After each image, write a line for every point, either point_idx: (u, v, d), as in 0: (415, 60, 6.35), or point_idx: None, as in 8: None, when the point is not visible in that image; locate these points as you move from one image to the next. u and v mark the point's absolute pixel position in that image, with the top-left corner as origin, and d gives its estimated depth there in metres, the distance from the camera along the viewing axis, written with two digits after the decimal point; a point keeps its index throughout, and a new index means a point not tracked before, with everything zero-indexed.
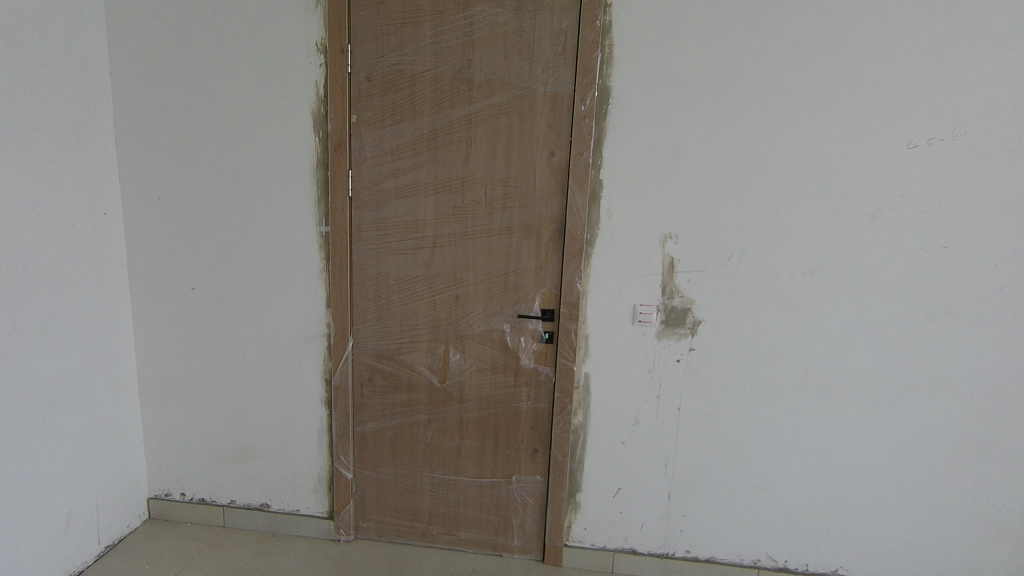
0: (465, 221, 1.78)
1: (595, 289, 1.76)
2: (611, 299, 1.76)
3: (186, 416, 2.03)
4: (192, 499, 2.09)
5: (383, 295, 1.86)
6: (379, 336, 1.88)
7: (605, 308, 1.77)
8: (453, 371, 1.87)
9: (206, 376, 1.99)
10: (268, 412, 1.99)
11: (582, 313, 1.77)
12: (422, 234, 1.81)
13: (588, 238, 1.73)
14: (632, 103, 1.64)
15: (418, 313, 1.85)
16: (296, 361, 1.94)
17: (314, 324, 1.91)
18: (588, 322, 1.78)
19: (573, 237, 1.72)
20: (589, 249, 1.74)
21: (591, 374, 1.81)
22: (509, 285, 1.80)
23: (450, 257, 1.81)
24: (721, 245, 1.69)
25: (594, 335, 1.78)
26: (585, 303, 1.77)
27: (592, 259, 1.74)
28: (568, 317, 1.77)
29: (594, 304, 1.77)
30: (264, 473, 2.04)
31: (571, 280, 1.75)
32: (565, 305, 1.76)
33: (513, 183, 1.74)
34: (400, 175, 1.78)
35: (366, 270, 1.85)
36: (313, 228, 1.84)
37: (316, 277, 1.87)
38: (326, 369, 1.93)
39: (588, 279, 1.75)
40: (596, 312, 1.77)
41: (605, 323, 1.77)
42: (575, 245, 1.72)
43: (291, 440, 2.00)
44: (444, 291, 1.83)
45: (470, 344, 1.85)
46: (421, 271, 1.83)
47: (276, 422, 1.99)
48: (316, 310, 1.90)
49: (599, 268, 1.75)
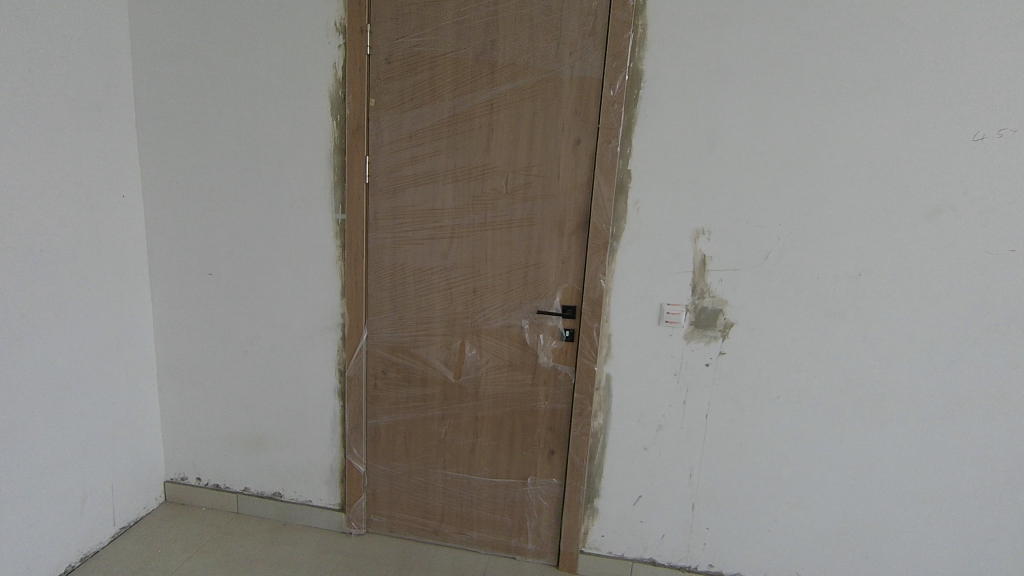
0: (484, 213, 1.70)
1: (619, 287, 1.66)
2: (636, 297, 1.66)
3: (202, 402, 2.02)
4: (207, 484, 2.09)
5: (399, 286, 1.80)
6: (394, 328, 1.83)
7: (629, 307, 1.67)
8: (469, 367, 1.81)
9: (222, 362, 1.97)
10: (283, 401, 1.96)
11: (604, 310, 1.68)
12: (441, 224, 1.74)
13: (614, 231, 1.63)
14: (665, 88, 1.53)
15: (435, 306, 1.79)
16: (311, 351, 1.90)
17: (328, 314, 1.86)
18: (611, 320, 1.68)
19: (597, 230, 1.62)
20: (613, 243, 1.64)
21: (613, 375, 1.72)
22: (528, 280, 1.72)
23: (469, 248, 1.73)
24: (758, 243, 1.57)
25: (617, 334, 1.69)
26: (608, 301, 1.67)
27: (616, 254, 1.64)
28: (589, 316, 1.67)
29: (618, 302, 1.67)
30: (277, 462, 2.02)
31: (592, 276, 1.65)
32: (586, 302, 1.67)
33: (536, 171, 1.65)
34: (418, 161, 1.71)
35: (382, 259, 1.79)
36: (329, 215, 1.79)
37: (332, 267, 1.82)
38: (340, 361, 1.89)
39: (611, 274, 1.66)
40: (620, 310, 1.67)
41: (629, 322, 1.68)
42: (598, 240, 1.63)
43: (304, 431, 1.97)
44: (461, 284, 1.76)
45: (487, 340, 1.78)
46: (438, 263, 1.76)
47: (290, 411, 1.97)
48: (330, 300, 1.85)
49: (624, 264, 1.65)
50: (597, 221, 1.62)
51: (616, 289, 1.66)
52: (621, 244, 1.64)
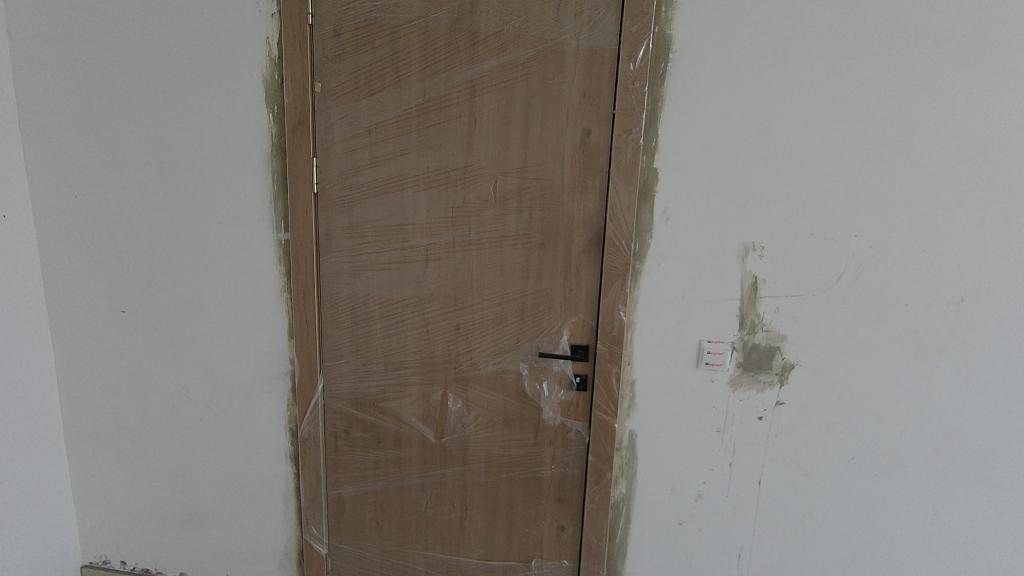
0: (467, 228, 1.32)
1: (643, 320, 1.28)
2: (667, 333, 1.28)
3: (123, 470, 1.61)
4: (134, 569, 1.68)
5: (361, 323, 1.41)
6: (357, 376, 1.44)
7: (658, 346, 1.29)
8: (453, 424, 1.42)
9: (145, 421, 1.57)
10: (222, 469, 1.57)
11: (625, 351, 1.30)
12: (411, 244, 1.35)
13: (636, 250, 1.25)
14: (703, 60, 1.15)
15: (408, 348, 1.40)
16: (254, 406, 1.51)
17: (273, 359, 1.47)
18: (635, 364, 1.31)
19: (614, 249, 1.25)
20: (636, 264, 1.26)
21: (638, 433, 1.34)
22: (525, 313, 1.34)
23: (448, 274, 1.35)
24: (827, 261, 1.20)
25: (643, 381, 1.31)
26: (630, 338, 1.30)
27: (640, 278, 1.27)
28: (606, 359, 1.30)
29: (643, 339, 1.29)
30: (219, 542, 1.62)
31: (609, 308, 1.27)
32: (602, 341, 1.29)
33: (533, 173, 1.27)
34: (381, 164, 1.32)
35: (338, 290, 1.40)
36: (269, 235, 1.40)
37: (276, 301, 1.43)
38: (291, 418, 1.49)
39: (633, 305, 1.28)
40: (646, 351, 1.30)
41: (658, 365, 1.30)
42: (615, 261, 1.25)
43: (250, 504, 1.58)
44: (439, 320, 1.37)
45: (475, 390, 1.39)
46: (409, 293, 1.37)
47: (232, 480, 1.57)
48: (276, 342, 1.46)
49: (651, 291, 1.27)
50: (614, 238, 1.24)
51: (640, 323, 1.29)
52: (646, 266, 1.26)
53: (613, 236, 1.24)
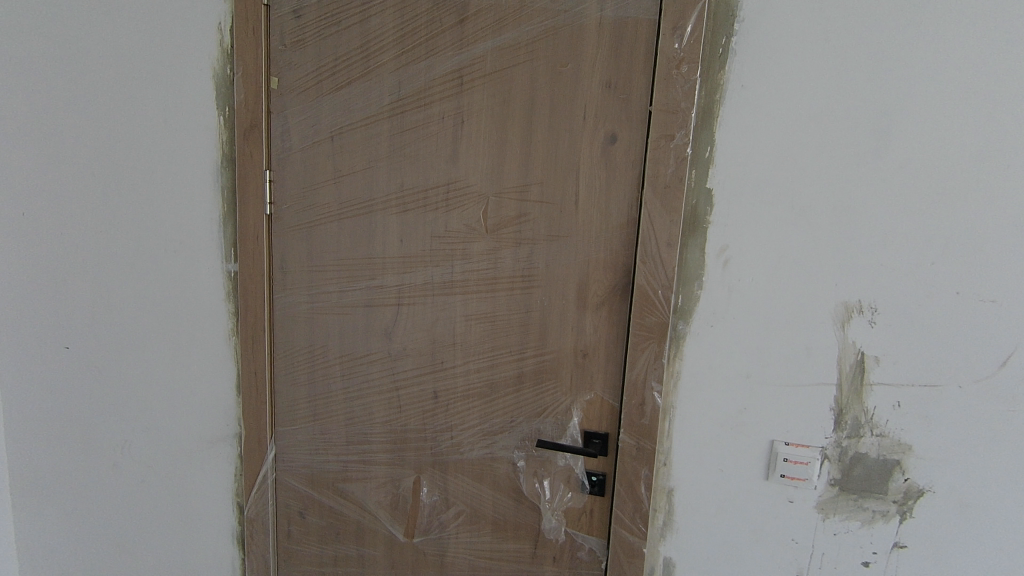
0: (449, 266, 0.99)
1: (688, 405, 0.89)
2: (722, 426, 0.88)
3: (67, 538, 1.33)
4: None
5: (320, 381, 1.11)
6: (314, 446, 1.14)
7: (708, 444, 0.89)
8: (427, 521, 1.08)
9: (86, 481, 1.30)
10: (160, 549, 1.28)
11: (659, 447, 0.91)
12: (380, 284, 1.04)
13: (679, 305, 0.87)
14: (784, 29, 0.78)
15: (374, 417, 1.09)
16: (199, 472, 1.23)
17: (221, 418, 1.19)
18: (675, 466, 0.91)
19: (646, 303, 0.87)
20: (678, 325, 0.88)
21: (678, 564, 0.94)
22: (523, 384, 0.98)
23: (425, 325, 1.02)
24: (981, 334, 0.77)
25: (686, 491, 0.92)
26: (667, 429, 0.91)
27: (683, 345, 0.88)
28: (631, 456, 0.91)
29: (687, 432, 0.90)
30: None
31: (637, 386, 0.90)
32: (626, 432, 0.91)
33: (537, 193, 0.93)
34: (346, 180, 1.03)
35: (294, 337, 1.11)
36: (217, 265, 1.13)
37: (224, 348, 1.16)
38: (240, 492, 1.21)
39: (673, 383, 0.89)
40: (690, 449, 0.90)
41: (708, 472, 0.90)
42: (648, 320, 0.88)
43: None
44: (412, 384, 1.05)
45: (456, 479, 1.04)
46: (377, 347, 1.06)
47: (172, 560, 1.28)
48: (224, 397, 1.18)
49: (700, 365, 0.88)
50: (646, 287, 0.87)
51: (683, 410, 0.90)
52: (694, 328, 0.87)
53: (645, 285, 0.87)
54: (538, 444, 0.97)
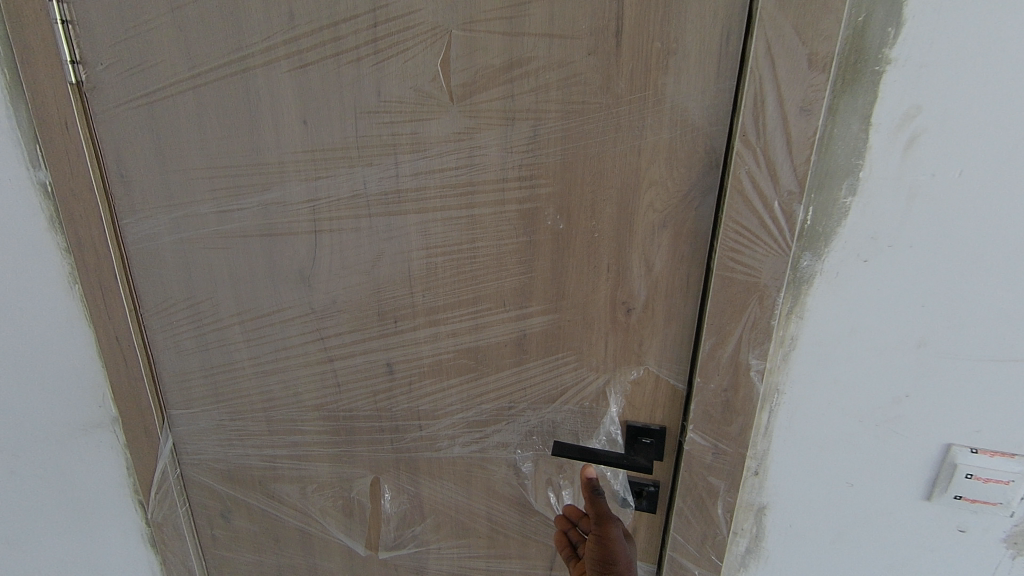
0: (388, 166, 0.57)
1: (804, 390, 0.55)
2: (859, 421, 0.55)
3: None
4: None
5: (216, 348, 0.73)
6: (226, 435, 0.79)
7: (832, 440, 0.57)
8: (396, 534, 0.76)
9: None
10: (31, 574, 0.92)
11: (749, 450, 0.58)
12: (281, 200, 0.62)
13: (807, 225, 0.49)
14: None
15: (303, 398, 0.73)
16: (62, 479, 0.85)
17: (76, 407, 0.79)
18: (770, 474, 0.60)
19: (750, 225, 0.49)
20: (800, 260, 0.51)
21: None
22: (524, 356, 0.61)
23: (361, 265, 0.63)
24: None
25: (787, 509, 0.61)
26: (764, 423, 0.58)
27: (808, 297, 0.52)
28: (704, 465, 0.58)
29: (797, 430, 0.57)
30: None
31: (722, 362, 0.54)
32: (698, 430, 0.57)
33: (545, 17, 0.49)
34: (195, 11, 0.57)
35: (166, 285, 0.72)
36: (13, 176, 0.68)
37: (53, 308, 0.74)
38: (126, 500, 0.86)
39: (782, 357, 0.54)
40: (799, 451, 0.58)
41: (827, 477, 0.59)
42: (749, 254, 0.50)
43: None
44: (351, 353, 0.68)
45: (432, 483, 0.71)
46: (290, 300, 0.67)
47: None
48: (73, 377, 0.78)
49: (835, 329, 0.52)
50: (751, 195, 0.48)
51: (794, 396, 0.56)
52: (830, 267, 0.50)
53: (749, 191, 0.48)
54: (556, 451, 0.63)
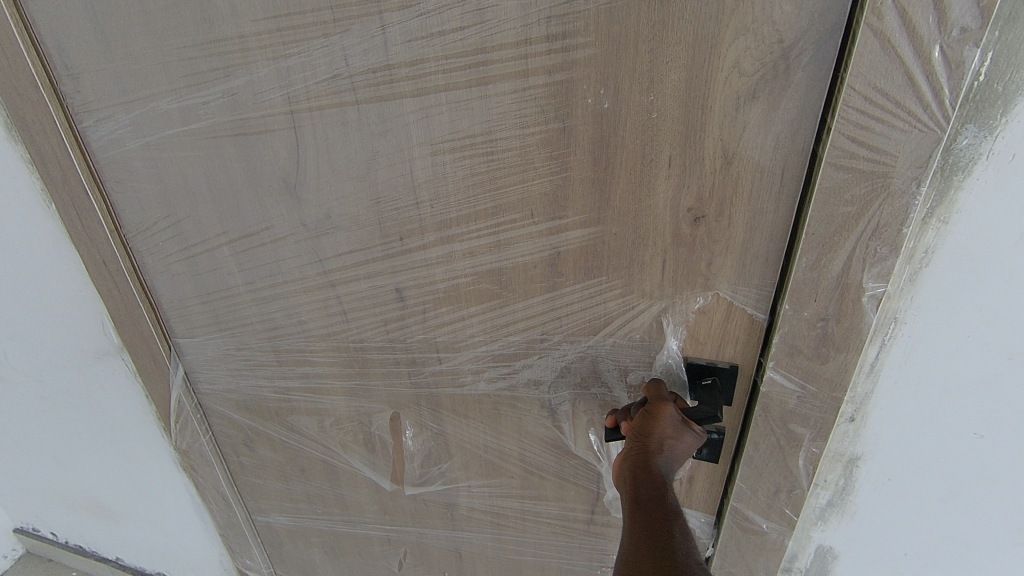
0: (371, 33, 0.43)
1: (933, 320, 0.43)
2: (999, 355, 0.43)
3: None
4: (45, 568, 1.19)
5: (207, 272, 0.64)
6: (234, 365, 0.72)
7: (964, 372, 0.45)
8: (422, 471, 0.70)
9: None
10: (87, 483, 0.95)
11: (849, 393, 0.48)
12: (249, 89, 0.49)
13: (978, 83, 0.35)
14: None
15: (308, 327, 0.64)
16: (90, 404, 0.83)
17: (83, 335, 0.74)
18: (871, 420, 0.49)
19: (888, 92, 0.34)
20: (958, 137, 0.37)
21: (842, 554, 0.59)
22: (559, 279, 0.49)
23: (354, 170, 0.50)
24: None
25: (887, 455, 0.51)
26: (871, 359, 0.46)
27: (962, 198, 0.38)
28: (787, 410, 0.47)
29: (917, 364, 0.46)
30: (127, 555, 1.07)
31: (823, 288, 0.41)
32: (782, 371, 0.45)
33: None
34: None
35: (139, 201, 0.61)
36: None
37: (31, 229, 0.66)
38: (149, 427, 0.82)
39: (909, 277, 0.42)
40: (914, 394, 0.47)
41: (946, 418, 0.47)
42: (880, 136, 0.35)
43: (143, 530, 1.00)
44: (354, 277, 0.57)
45: (456, 421, 0.63)
46: (278, 215, 0.56)
47: (107, 495, 0.96)
48: (71, 305, 0.71)
49: (991, 241, 0.39)
50: (898, 45, 0.33)
51: (918, 326, 0.44)
52: (1005, 148, 0.36)
53: (896, 39, 0.32)
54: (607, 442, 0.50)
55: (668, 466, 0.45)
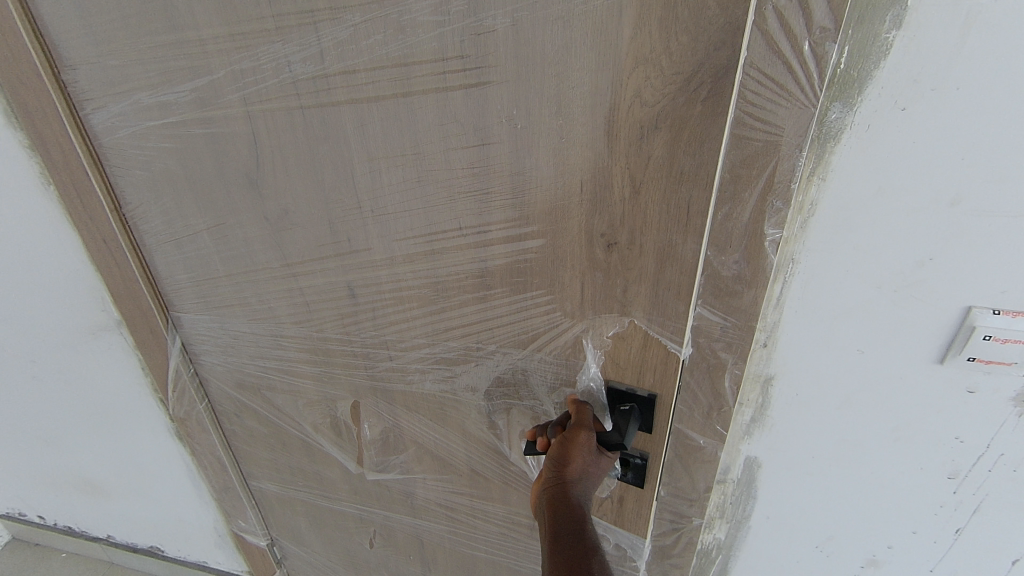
0: (304, 40, 0.44)
1: (823, 253, 0.45)
2: (877, 289, 0.45)
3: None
4: (53, 529, 1.24)
5: (193, 254, 0.68)
6: (221, 342, 0.77)
7: (852, 329, 0.48)
8: (381, 459, 0.72)
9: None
10: (93, 447, 1.01)
11: (757, 323, 0.50)
12: (210, 88, 0.52)
13: (839, 71, 0.38)
14: None
15: (278, 313, 0.67)
16: (99, 372, 0.88)
17: (96, 306, 0.80)
18: (780, 348, 0.51)
19: (776, 91, 0.34)
20: (827, 113, 0.40)
21: (767, 464, 0.59)
22: (487, 290, 0.49)
23: (304, 170, 0.52)
24: None
25: (794, 406, 0.54)
26: (775, 295, 0.48)
27: (833, 157, 0.41)
28: (713, 338, 0.45)
29: (813, 316, 0.48)
30: (130, 517, 1.13)
31: (736, 229, 0.39)
32: (705, 306, 0.43)
33: None
34: None
35: (132, 184, 0.65)
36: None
37: (44, 208, 0.71)
38: (152, 394, 0.88)
39: (800, 226, 0.44)
40: (815, 344, 0.50)
41: (844, 369, 0.50)
42: (772, 102, 0.34)
43: (145, 498, 1.07)
44: (312, 270, 0.59)
45: (408, 415, 0.65)
46: (245, 207, 0.59)
47: (114, 457, 1.01)
48: (85, 276, 0.77)
49: (862, 189, 0.42)
50: (779, 44, 0.33)
51: (812, 265, 0.46)
52: (863, 122, 0.40)
53: (778, 39, 0.32)
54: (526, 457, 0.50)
55: (588, 494, 0.44)
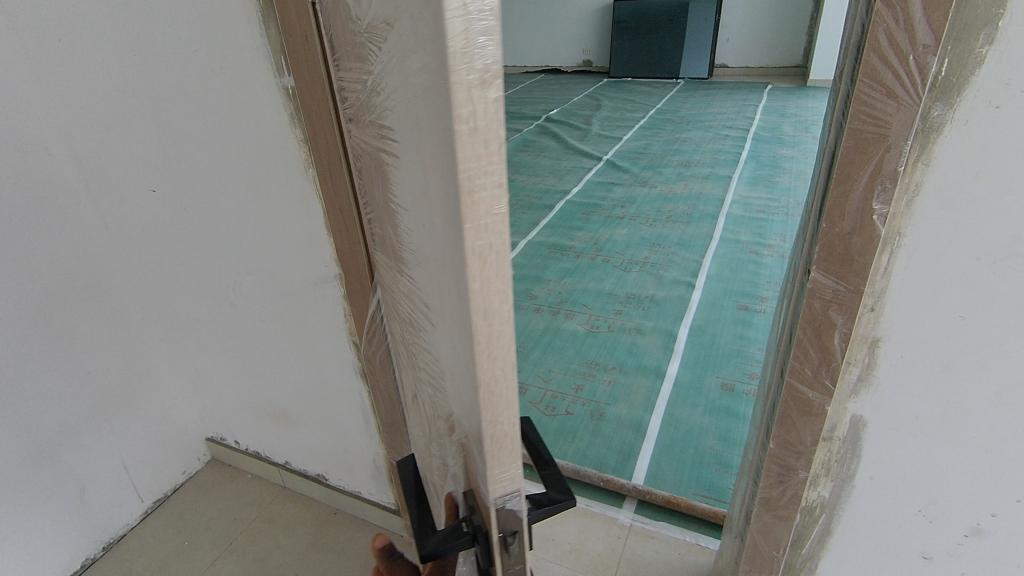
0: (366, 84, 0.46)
1: (927, 227, 0.49)
2: (975, 259, 0.48)
3: (182, 350, 1.21)
4: (245, 450, 1.33)
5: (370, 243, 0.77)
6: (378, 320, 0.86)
7: (953, 300, 0.50)
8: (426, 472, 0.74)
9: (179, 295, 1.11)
10: (264, 373, 1.13)
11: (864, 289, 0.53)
12: (352, 111, 0.58)
13: (940, 78, 0.44)
14: None
15: (391, 310, 0.73)
16: (284, 309, 1.00)
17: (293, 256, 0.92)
18: (886, 317, 0.54)
19: None
20: (930, 111, 0.45)
21: (868, 441, 0.61)
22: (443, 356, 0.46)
23: (380, 194, 0.54)
24: None
25: (896, 382, 0.56)
26: (882, 268, 0.52)
27: (937, 145, 0.46)
28: (825, 299, 0.54)
29: (914, 291, 0.52)
30: (315, 451, 1.21)
31: (849, 206, 0.49)
32: (821, 270, 0.53)
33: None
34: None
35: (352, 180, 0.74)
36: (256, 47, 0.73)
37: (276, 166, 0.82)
38: (327, 335, 0.99)
39: (906, 205, 0.49)
40: (918, 317, 0.52)
41: (946, 341, 0.52)
42: (881, 107, 0.45)
43: (299, 423, 1.18)
44: (391, 283, 0.63)
45: (434, 444, 0.65)
46: (372, 214, 0.63)
47: (279, 383, 1.13)
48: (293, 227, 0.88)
49: (962, 171, 0.46)
50: None
51: (917, 241, 0.50)
52: (962, 117, 0.44)
53: None
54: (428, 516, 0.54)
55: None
